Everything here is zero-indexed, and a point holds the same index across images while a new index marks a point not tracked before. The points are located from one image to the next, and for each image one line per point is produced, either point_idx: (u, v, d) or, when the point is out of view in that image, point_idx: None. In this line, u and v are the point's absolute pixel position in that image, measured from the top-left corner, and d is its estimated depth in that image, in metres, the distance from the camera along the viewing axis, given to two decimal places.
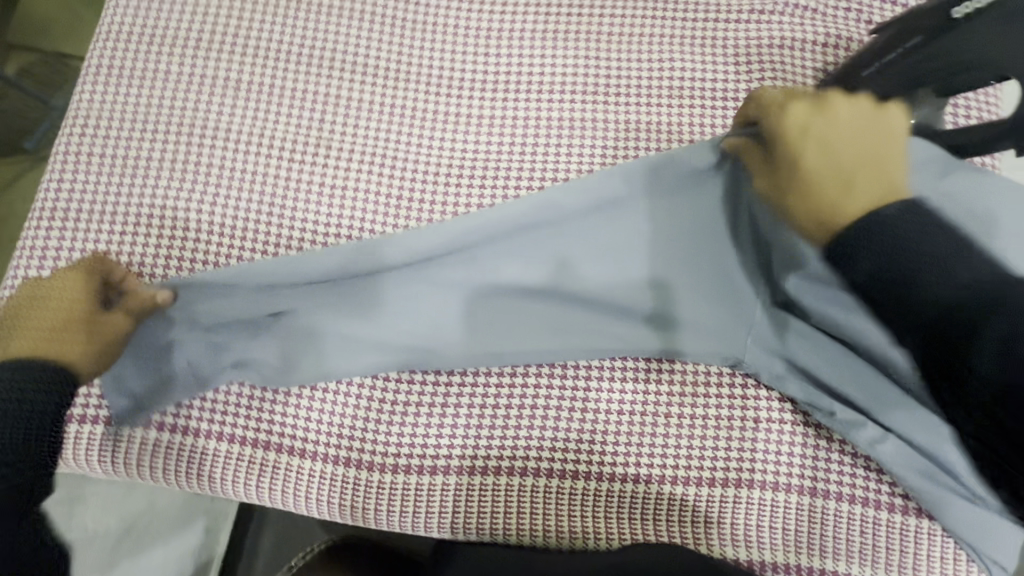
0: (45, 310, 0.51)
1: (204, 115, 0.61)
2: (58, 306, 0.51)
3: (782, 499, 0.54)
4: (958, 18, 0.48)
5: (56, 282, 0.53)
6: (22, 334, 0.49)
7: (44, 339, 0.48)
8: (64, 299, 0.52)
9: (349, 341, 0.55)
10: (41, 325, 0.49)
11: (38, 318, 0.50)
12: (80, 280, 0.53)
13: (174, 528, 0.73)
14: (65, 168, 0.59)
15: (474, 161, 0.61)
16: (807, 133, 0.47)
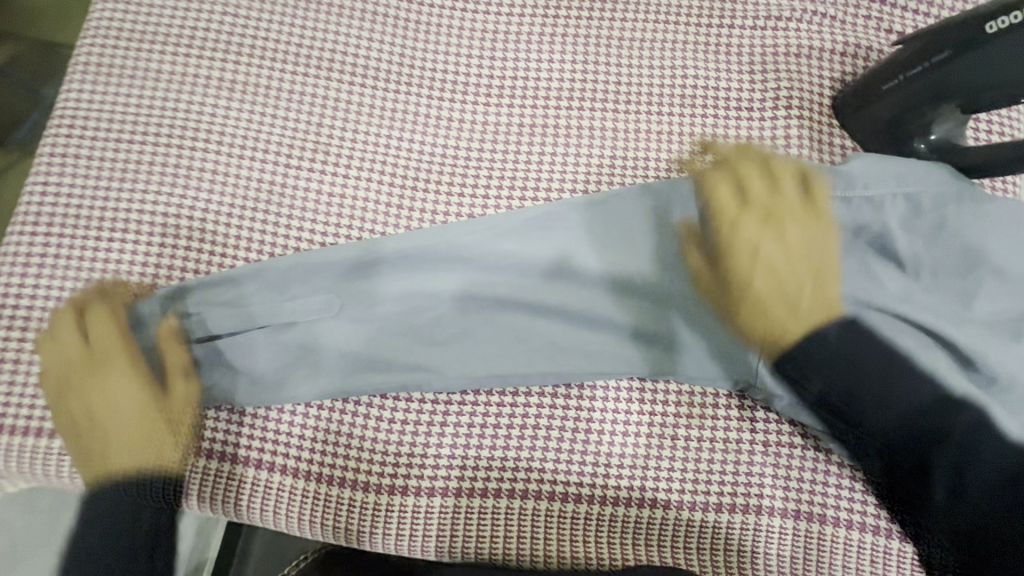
0: (107, 405, 0.52)
1: (196, 117, 0.58)
2: (118, 404, 0.52)
3: (790, 526, 0.53)
4: (991, 33, 0.46)
5: (95, 370, 0.52)
6: (105, 438, 0.51)
7: (129, 439, 0.52)
8: (118, 399, 0.52)
9: (340, 359, 0.53)
10: (118, 428, 0.52)
11: (109, 417, 0.52)
12: (116, 356, 0.52)
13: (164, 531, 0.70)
14: (51, 170, 0.57)
15: (478, 169, 0.58)
16: (751, 249, 0.52)
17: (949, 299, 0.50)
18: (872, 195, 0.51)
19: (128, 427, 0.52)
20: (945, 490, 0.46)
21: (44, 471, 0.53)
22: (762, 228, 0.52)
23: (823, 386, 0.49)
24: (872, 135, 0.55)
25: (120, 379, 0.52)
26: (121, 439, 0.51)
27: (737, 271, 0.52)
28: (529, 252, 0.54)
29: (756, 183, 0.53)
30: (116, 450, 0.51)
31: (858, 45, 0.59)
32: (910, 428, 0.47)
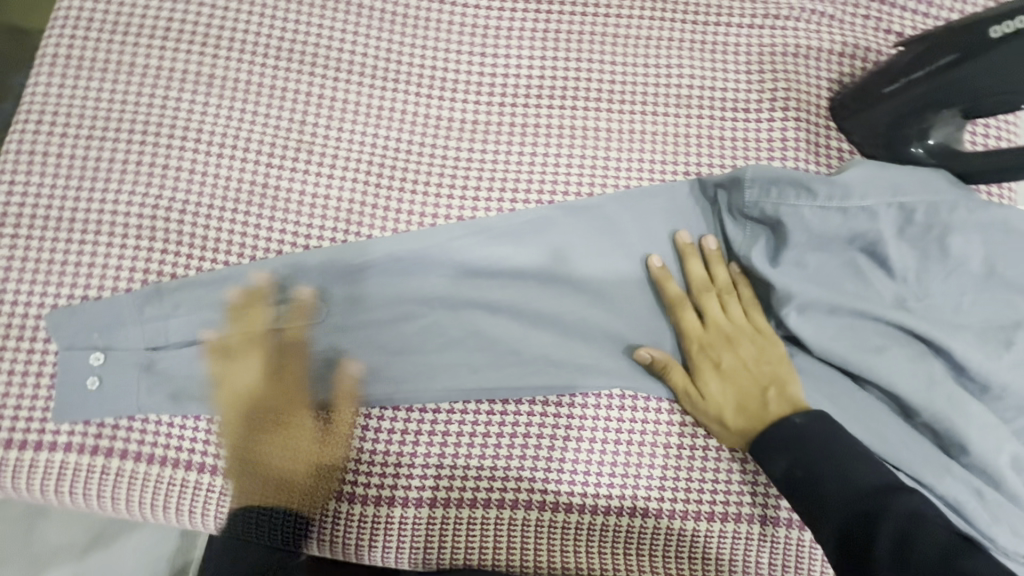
0: (267, 442, 0.52)
1: (173, 113, 0.56)
2: (301, 440, 0.52)
3: (784, 534, 0.53)
4: (998, 37, 0.45)
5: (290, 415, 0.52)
6: (285, 480, 0.52)
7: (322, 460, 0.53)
8: (293, 434, 0.52)
9: (324, 367, 0.52)
10: (293, 470, 0.52)
11: (272, 454, 0.52)
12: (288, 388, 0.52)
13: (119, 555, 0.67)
14: (18, 168, 0.54)
15: (467, 170, 0.57)
16: (717, 364, 0.50)
17: (944, 304, 0.49)
18: (868, 206, 0.48)
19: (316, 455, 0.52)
20: (889, 566, 0.37)
21: (10, 484, 0.51)
22: (720, 349, 0.50)
23: (786, 465, 0.45)
24: (872, 139, 0.54)
25: (287, 413, 0.52)
26: (292, 454, 0.52)
27: (702, 384, 0.50)
28: (521, 256, 0.54)
29: (716, 303, 0.52)
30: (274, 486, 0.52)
31: (856, 45, 0.58)
32: (852, 507, 0.41)
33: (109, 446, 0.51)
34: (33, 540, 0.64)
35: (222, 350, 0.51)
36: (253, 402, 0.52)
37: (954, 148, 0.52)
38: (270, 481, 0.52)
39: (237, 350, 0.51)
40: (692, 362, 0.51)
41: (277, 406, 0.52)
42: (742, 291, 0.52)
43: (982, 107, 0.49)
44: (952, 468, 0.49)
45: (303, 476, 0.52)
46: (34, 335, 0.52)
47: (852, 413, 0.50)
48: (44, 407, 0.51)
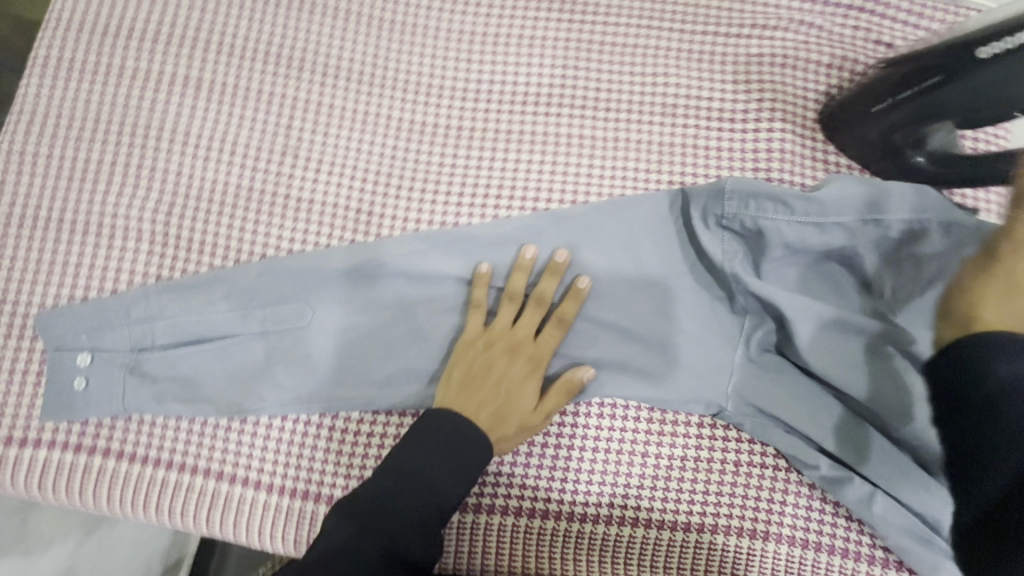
0: (495, 376, 0.51)
1: (162, 116, 0.57)
2: (526, 391, 0.51)
3: (760, 547, 0.52)
4: (985, 59, 0.44)
5: (531, 358, 0.52)
6: (498, 417, 0.50)
7: (530, 419, 0.51)
8: (519, 381, 0.51)
9: (306, 370, 0.53)
10: (512, 412, 0.50)
11: (496, 391, 0.50)
12: (540, 345, 0.52)
13: (112, 550, 0.70)
14: (9, 169, 0.55)
15: (452, 177, 0.57)
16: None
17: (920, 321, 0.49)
18: (844, 221, 0.49)
19: (528, 413, 0.51)
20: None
21: None
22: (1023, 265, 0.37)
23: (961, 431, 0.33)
24: (867, 153, 0.54)
25: (533, 368, 0.52)
26: (515, 398, 0.50)
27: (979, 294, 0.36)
28: (503, 265, 0.54)
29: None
30: (487, 416, 0.50)
31: (845, 57, 0.58)
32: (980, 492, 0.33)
33: (93, 444, 0.52)
34: (30, 527, 0.63)
35: (512, 296, 0.53)
36: (508, 341, 0.52)
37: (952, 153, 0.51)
38: (484, 411, 0.50)
39: (511, 293, 0.53)
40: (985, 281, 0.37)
41: (523, 354, 0.52)
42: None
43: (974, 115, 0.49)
44: (931, 487, 0.48)
45: (508, 427, 0.50)
46: (21, 333, 0.52)
47: (830, 426, 0.51)
48: (29, 405, 0.52)
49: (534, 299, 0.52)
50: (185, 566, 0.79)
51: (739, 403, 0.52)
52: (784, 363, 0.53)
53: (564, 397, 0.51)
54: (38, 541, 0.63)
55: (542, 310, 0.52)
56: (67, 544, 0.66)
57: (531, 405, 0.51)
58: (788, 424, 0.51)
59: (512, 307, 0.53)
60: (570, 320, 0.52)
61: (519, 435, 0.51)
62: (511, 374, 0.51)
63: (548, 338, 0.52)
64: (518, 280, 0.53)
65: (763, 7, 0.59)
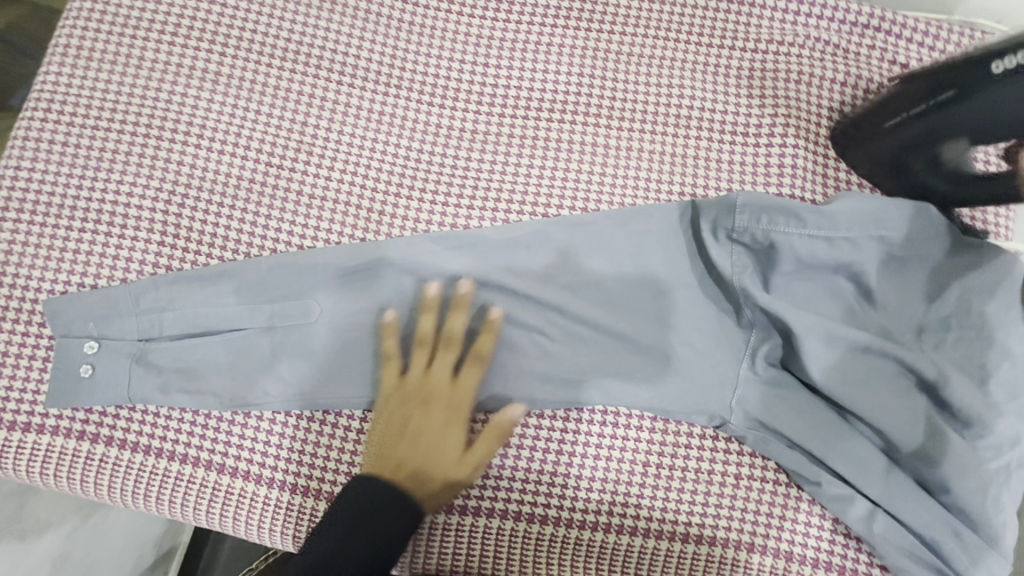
0: (414, 429, 0.51)
1: (178, 108, 0.57)
2: (448, 442, 0.50)
3: (758, 561, 0.52)
4: (998, 73, 0.45)
5: (449, 406, 0.51)
6: (422, 473, 0.50)
7: (455, 470, 0.50)
8: (438, 432, 0.51)
9: (312, 367, 0.53)
10: (434, 467, 0.50)
11: (413, 449, 0.50)
12: (455, 391, 0.51)
13: (109, 537, 0.70)
14: (24, 155, 0.55)
15: (464, 179, 0.57)
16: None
17: (924, 341, 0.50)
18: (855, 237, 0.50)
19: (452, 465, 0.50)
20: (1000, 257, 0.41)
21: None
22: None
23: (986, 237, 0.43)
24: (873, 170, 0.55)
25: (451, 415, 0.51)
26: (437, 450, 0.50)
27: None
28: (510, 270, 0.54)
29: None
30: (410, 473, 0.49)
31: (860, 76, 0.58)
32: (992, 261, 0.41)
33: (96, 432, 0.52)
34: (27, 508, 0.64)
35: (423, 341, 0.52)
36: (423, 391, 0.51)
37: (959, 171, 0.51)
38: (405, 469, 0.49)
39: (423, 339, 0.52)
40: None
41: (439, 402, 0.51)
42: None
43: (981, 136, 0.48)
44: (933, 508, 0.49)
45: (434, 481, 0.50)
46: (30, 318, 0.53)
47: (834, 444, 0.51)
48: (34, 391, 0.52)
49: (445, 343, 0.52)
50: (177, 557, 0.80)
51: (743, 417, 0.52)
52: (788, 378, 0.53)
53: (489, 440, 0.51)
54: (37, 525, 0.64)
55: (454, 351, 0.52)
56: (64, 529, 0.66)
57: (455, 457, 0.50)
58: (790, 439, 0.52)
59: (425, 352, 0.52)
60: (484, 356, 0.52)
61: (448, 488, 0.50)
62: (429, 427, 0.51)
63: (462, 383, 0.51)
64: (428, 323, 0.52)
65: (780, 22, 0.59)
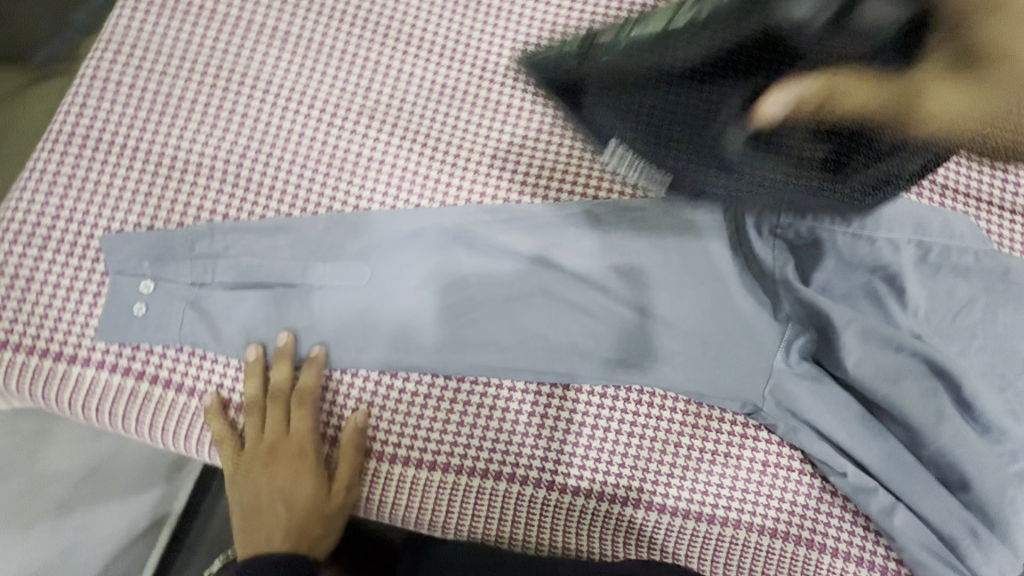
0: (270, 493, 0.52)
1: (247, 62, 0.58)
2: (305, 487, 0.52)
3: (779, 546, 0.54)
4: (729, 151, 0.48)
5: (293, 457, 0.53)
6: (295, 528, 0.52)
7: (328, 505, 0.53)
8: (292, 484, 0.52)
9: (360, 325, 0.54)
10: (304, 517, 0.53)
11: (274, 514, 0.52)
12: (293, 438, 0.53)
13: (114, 492, 0.72)
14: (90, 93, 0.56)
15: (519, 155, 0.59)
16: (977, 91, 0.42)
17: (952, 346, 0.52)
18: (895, 238, 0.52)
19: (324, 502, 0.53)
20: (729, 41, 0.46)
21: (40, 394, 0.52)
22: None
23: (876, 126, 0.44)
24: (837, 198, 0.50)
25: (299, 461, 0.53)
26: (299, 505, 0.53)
27: (925, 114, 0.43)
28: (557, 249, 0.56)
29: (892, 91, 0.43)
30: (282, 537, 0.52)
31: None
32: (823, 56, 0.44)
33: (142, 370, 0.53)
34: (43, 449, 0.66)
35: (252, 403, 0.53)
36: (265, 454, 0.53)
37: (934, 122, 0.44)
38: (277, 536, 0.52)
39: (252, 403, 0.53)
40: (948, 102, 0.42)
41: (284, 455, 0.53)
42: (920, 91, 0.42)
43: (757, 92, 0.46)
44: (951, 506, 0.51)
45: (311, 529, 0.53)
46: (84, 252, 0.53)
47: (858, 435, 0.53)
48: (83, 323, 0.52)
49: (272, 396, 0.53)
50: (167, 525, 0.80)
51: (774, 406, 0.54)
52: (820, 372, 0.55)
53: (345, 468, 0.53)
54: (46, 469, 0.66)
55: (282, 400, 0.53)
56: (70, 477, 0.68)
57: (321, 495, 0.53)
58: (820, 430, 0.53)
59: (258, 414, 0.53)
60: (313, 391, 0.53)
61: (328, 526, 0.53)
62: (282, 482, 0.52)
63: (303, 428, 0.53)
64: (253, 386, 0.53)
65: None
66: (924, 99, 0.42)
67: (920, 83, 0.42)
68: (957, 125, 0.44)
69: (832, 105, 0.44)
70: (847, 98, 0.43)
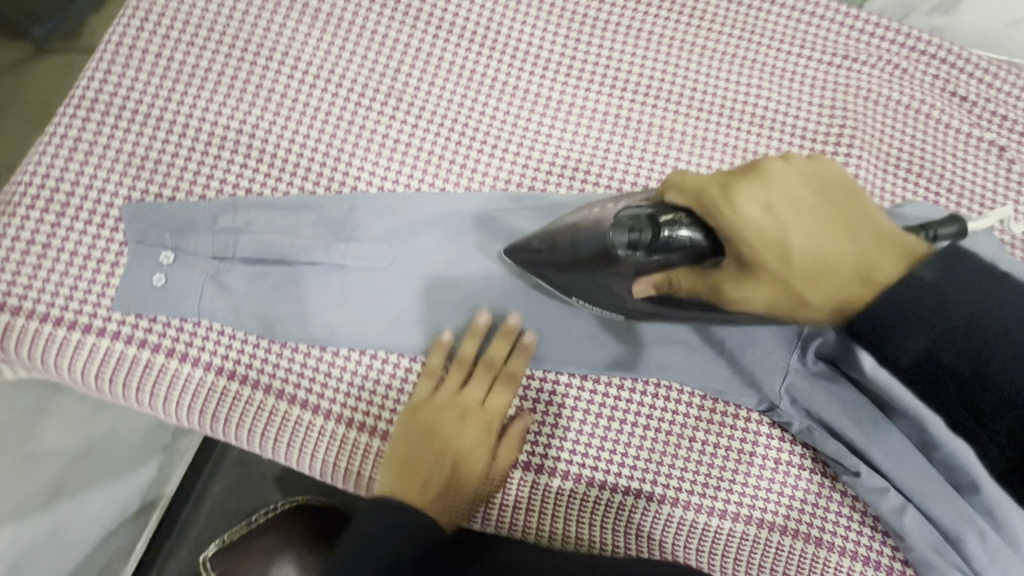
0: (441, 451, 0.51)
1: (275, 37, 0.57)
2: (475, 455, 0.52)
3: (789, 543, 0.55)
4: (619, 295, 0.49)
5: (465, 421, 0.53)
6: (449, 492, 0.51)
7: (483, 481, 0.53)
8: (466, 449, 0.52)
9: (380, 308, 0.54)
10: (465, 485, 0.52)
11: (438, 473, 0.51)
12: (485, 408, 0.53)
13: (109, 472, 0.69)
14: (114, 60, 0.55)
15: (545, 146, 0.59)
16: (759, 293, 0.41)
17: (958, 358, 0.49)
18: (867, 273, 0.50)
19: (483, 477, 0.53)
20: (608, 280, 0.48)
21: (51, 363, 0.50)
22: (755, 178, 0.41)
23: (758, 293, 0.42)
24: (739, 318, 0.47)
25: (476, 430, 0.53)
26: (461, 472, 0.52)
27: (738, 291, 0.42)
28: None
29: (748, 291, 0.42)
30: (438, 499, 0.50)
31: (921, 100, 0.62)
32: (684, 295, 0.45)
33: (158, 342, 0.52)
34: (35, 436, 0.60)
35: (462, 361, 0.53)
36: (447, 409, 0.53)
37: (749, 308, 0.43)
38: (434, 494, 0.50)
39: (462, 360, 0.53)
40: (754, 292, 0.41)
41: (469, 420, 0.53)
42: (763, 295, 0.41)
43: (630, 278, 0.46)
44: (964, 508, 0.51)
45: (463, 499, 0.52)
46: (103, 221, 0.52)
47: (873, 436, 0.52)
48: (98, 294, 0.51)
49: (487, 363, 0.54)
50: (157, 508, 0.79)
51: (789, 405, 0.55)
52: (836, 374, 0.54)
53: (511, 446, 0.54)
54: (39, 446, 0.61)
55: (491, 371, 0.54)
56: (64, 455, 0.64)
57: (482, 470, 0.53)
58: (834, 430, 0.54)
59: (460, 372, 0.53)
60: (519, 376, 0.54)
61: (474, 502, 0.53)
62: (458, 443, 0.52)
63: (495, 401, 0.54)
64: (469, 345, 0.53)
65: (854, 41, 0.63)
66: (737, 276, 0.41)
67: (714, 277, 0.42)
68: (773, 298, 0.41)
69: (674, 289, 0.45)
70: (685, 284, 0.44)
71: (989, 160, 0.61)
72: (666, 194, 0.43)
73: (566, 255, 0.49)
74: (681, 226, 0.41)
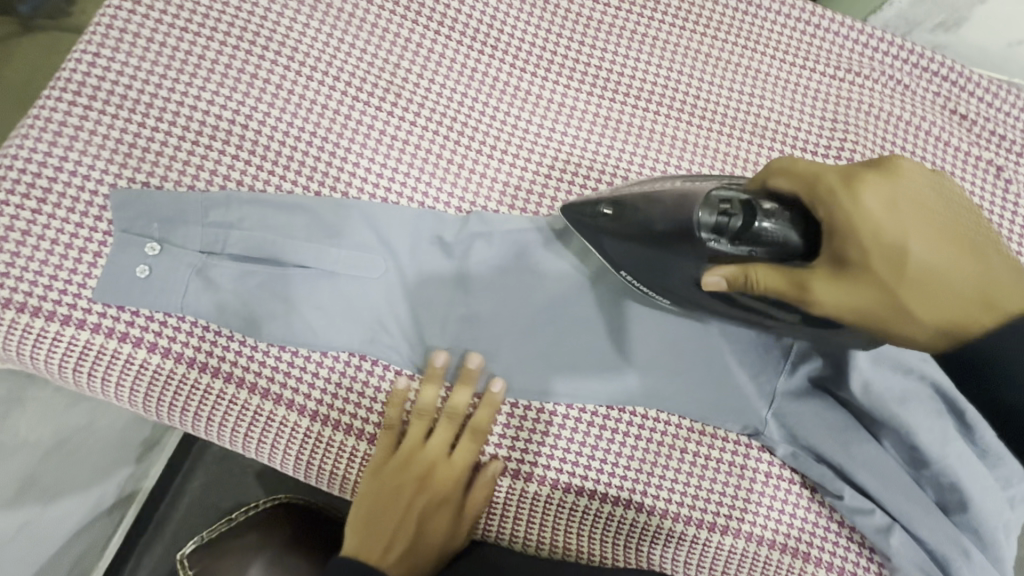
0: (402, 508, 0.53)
1: (272, 27, 0.56)
2: (438, 510, 0.53)
3: (775, 557, 0.55)
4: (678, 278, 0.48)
5: (427, 475, 0.53)
6: (410, 549, 0.52)
7: (448, 533, 0.54)
8: (427, 505, 0.53)
9: (369, 314, 0.52)
10: (428, 539, 0.53)
11: (399, 529, 0.52)
12: (448, 462, 0.53)
13: (86, 465, 0.68)
14: (104, 42, 0.53)
15: (545, 149, 0.58)
16: (850, 296, 0.40)
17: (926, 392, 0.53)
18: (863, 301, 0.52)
19: (448, 530, 0.54)
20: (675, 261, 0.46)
21: (27, 353, 0.49)
22: (884, 175, 0.42)
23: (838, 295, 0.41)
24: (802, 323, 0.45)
25: (437, 485, 0.53)
26: (422, 528, 0.53)
27: (822, 292, 0.40)
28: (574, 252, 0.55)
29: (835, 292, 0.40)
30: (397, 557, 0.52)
31: (921, 117, 0.62)
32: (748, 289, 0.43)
33: (140, 337, 0.50)
34: (6, 426, 0.58)
35: (422, 413, 0.53)
36: (408, 465, 0.53)
37: (834, 311, 0.40)
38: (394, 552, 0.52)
39: (423, 411, 0.53)
40: (844, 292, 0.40)
41: (430, 475, 0.53)
42: (848, 298, 0.40)
43: (702, 262, 0.45)
44: (948, 530, 0.51)
45: (427, 552, 0.53)
46: (86, 209, 0.50)
47: (859, 459, 0.52)
48: (78, 284, 0.49)
49: (449, 415, 0.53)
50: (134, 503, 0.77)
51: (775, 427, 0.55)
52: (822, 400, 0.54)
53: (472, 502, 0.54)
54: (11, 438, 0.59)
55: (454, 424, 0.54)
56: (38, 449, 0.62)
57: (445, 524, 0.54)
58: (820, 453, 0.54)
59: (422, 424, 0.53)
60: (485, 431, 0.53)
61: (441, 554, 0.54)
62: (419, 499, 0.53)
63: (459, 455, 0.53)
64: (429, 396, 0.53)
65: (858, 54, 0.62)
66: (830, 275, 0.40)
67: (802, 274, 0.40)
68: (862, 305, 0.40)
69: (748, 284, 0.42)
70: (762, 278, 0.41)
71: (985, 181, 0.61)
72: (776, 176, 0.44)
73: (632, 224, 0.47)
74: (774, 220, 0.40)
